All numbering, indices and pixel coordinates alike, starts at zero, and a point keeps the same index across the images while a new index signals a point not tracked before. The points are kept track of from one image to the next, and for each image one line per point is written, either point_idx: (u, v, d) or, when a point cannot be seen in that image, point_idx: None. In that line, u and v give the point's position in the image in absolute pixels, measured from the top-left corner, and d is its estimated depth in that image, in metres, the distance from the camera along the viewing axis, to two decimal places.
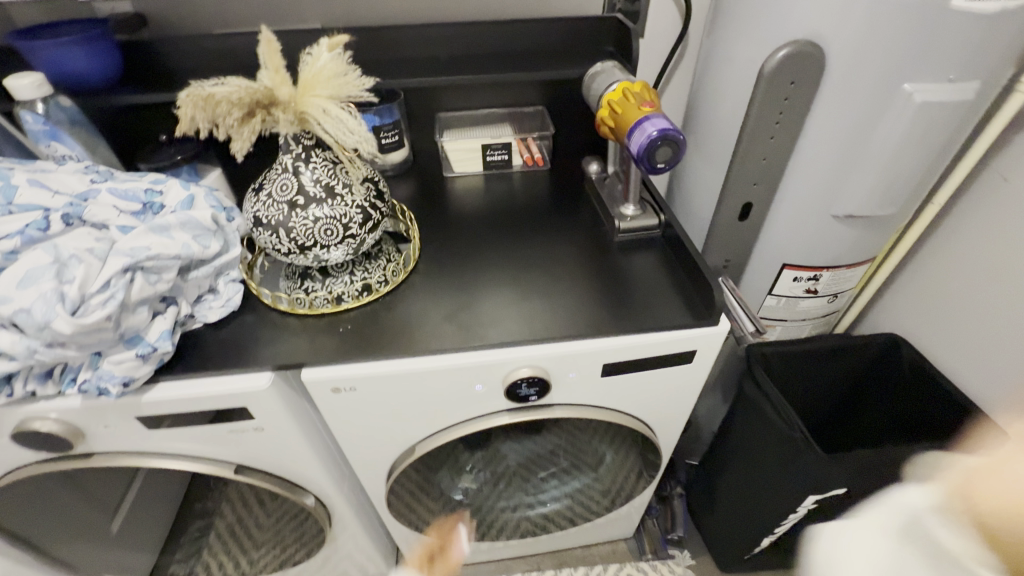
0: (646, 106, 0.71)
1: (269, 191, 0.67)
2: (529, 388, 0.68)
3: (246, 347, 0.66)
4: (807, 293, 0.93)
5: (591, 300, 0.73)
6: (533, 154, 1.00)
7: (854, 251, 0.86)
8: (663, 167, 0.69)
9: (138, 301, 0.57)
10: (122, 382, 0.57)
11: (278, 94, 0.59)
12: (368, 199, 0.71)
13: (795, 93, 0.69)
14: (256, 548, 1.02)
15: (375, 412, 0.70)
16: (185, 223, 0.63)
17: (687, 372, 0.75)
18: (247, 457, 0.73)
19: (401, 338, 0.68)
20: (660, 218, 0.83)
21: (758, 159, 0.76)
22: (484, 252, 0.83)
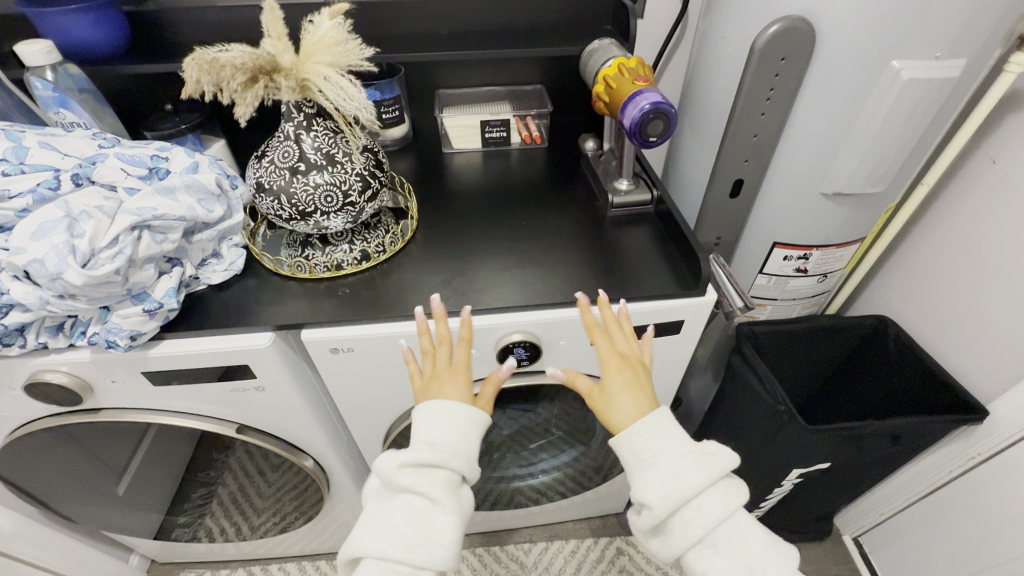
0: (640, 80, 0.72)
1: (272, 158, 0.70)
2: (521, 353, 0.71)
3: (249, 309, 0.68)
4: (796, 273, 0.95)
5: (584, 272, 0.75)
6: (532, 132, 1.01)
7: (842, 230, 0.88)
8: (655, 141, 0.71)
9: (144, 258, 0.59)
10: (130, 336, 0.59)
11: (280, 60, 0.61)
12: (367, 168, 0.73)
13: (787, 69, 0.70)
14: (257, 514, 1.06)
15: (372, 375, 0.73)
16: (191, 187, 0.65)
17: (676, 344, 0.77)
18: (249, 417, 0.76)
19: (397, 303, 0.70)
20: (653, 193, 0.84)
21: (749, 136, 0.77)
22: (481, 224, 0.85)
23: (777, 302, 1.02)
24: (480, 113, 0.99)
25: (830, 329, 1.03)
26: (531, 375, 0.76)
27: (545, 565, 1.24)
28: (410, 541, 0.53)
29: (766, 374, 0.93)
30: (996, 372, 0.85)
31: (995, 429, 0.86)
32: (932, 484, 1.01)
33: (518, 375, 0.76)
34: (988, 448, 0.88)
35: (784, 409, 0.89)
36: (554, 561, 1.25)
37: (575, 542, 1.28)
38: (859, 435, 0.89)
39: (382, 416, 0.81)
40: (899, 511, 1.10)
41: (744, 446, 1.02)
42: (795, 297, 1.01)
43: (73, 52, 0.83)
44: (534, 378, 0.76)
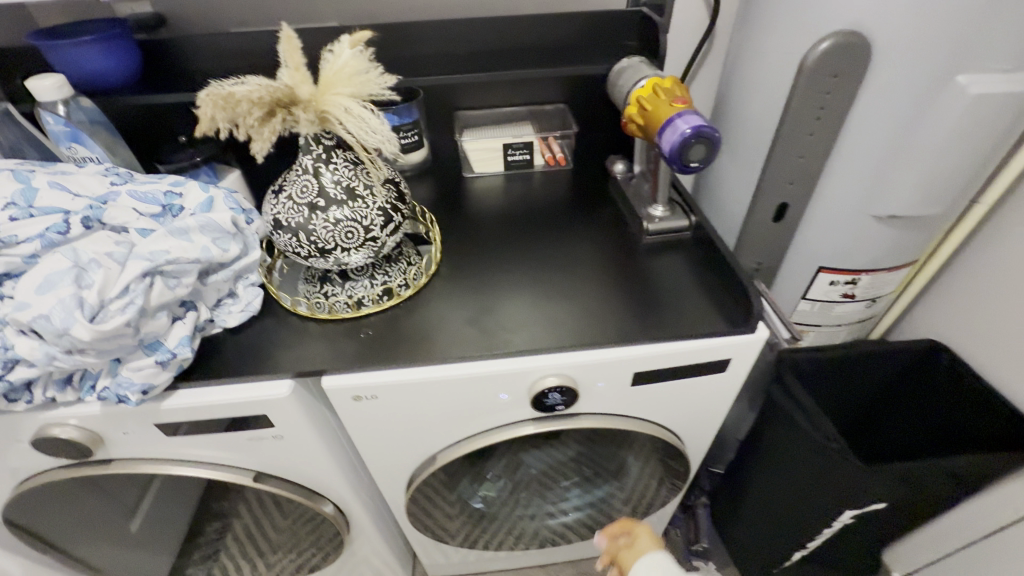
0: (678, 102, 0.67)
1: (289, 193, 0.66)
2: (557, 397, 0.66)
3: (265, 354, 0.64)
4: (842, 298, 0.89)
5: (619, 307, 0.70)
6: (555, 153, 0.97)
7: (893, 253, 0.82)
8: (696, 167, 0.66)
9: (158, 306, 0.55)
10: (142, 390, 0.56)
11: (298, 92, 0.58)
12: (389, 201, 0.69)
13: (838, 87, 0.65)
14: (274, 556, 1.01)
15: (396, 422, 0.68)
16: (205, 226, 0.62)
17: (721, 382, 0.72)
18: (266, 465, 0.72)
19: (422, 345, 0.65)
20: (690, 219, 0.79)
21: (795, 158, 0.71)
22: (505, 253, 0.81)
23: (820, 328, 0.96)
24: (502, 136, 0.95)
25: (875, 355, 0.96)
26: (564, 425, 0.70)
27: None
28: None
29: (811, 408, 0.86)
30: None
31: None
32: (994, 525, 0.93)
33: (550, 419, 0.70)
34: None
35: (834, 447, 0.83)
36: None
37: None
38: (918, 475, 0.82)
39: (406, 460, 0.76)
40: (955, 552, 1.02)
41: (789, 482, 0.96)
42: (839, 323, 0.95)
43: (83, 83, 0.80)
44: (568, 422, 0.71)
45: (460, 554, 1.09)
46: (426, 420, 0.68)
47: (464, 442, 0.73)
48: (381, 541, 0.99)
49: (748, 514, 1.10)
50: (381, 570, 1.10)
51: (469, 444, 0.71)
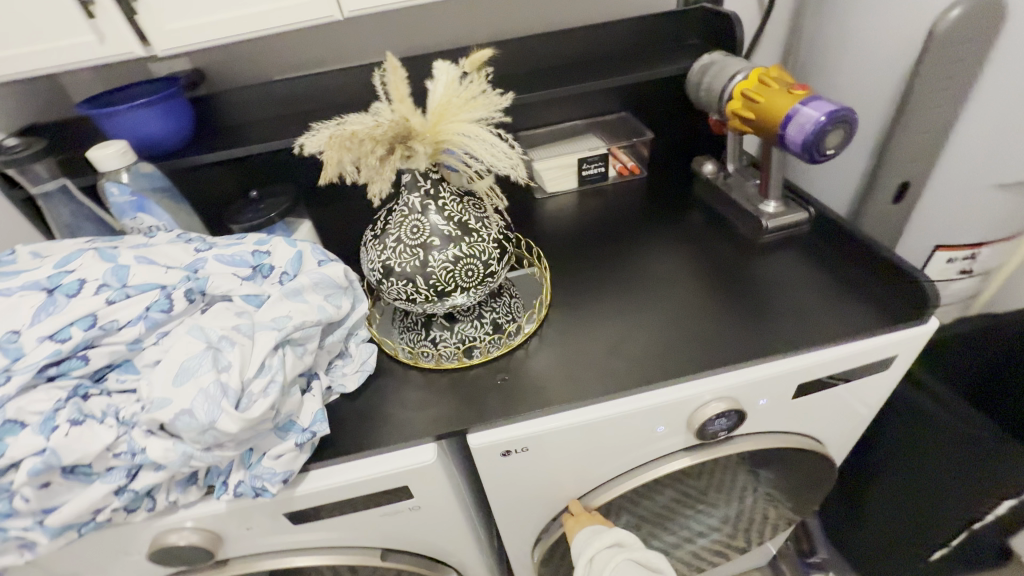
0: (797, 89, 0.63)
1: (398, 236, 0.60)
2: (721, 423, 0.60)
3: (397, 417, 0.58)
4: (959, 275, 0.85)
5: (760, 316, 0.64)
6: (626, 162, 0.93)
7: (1013, 221, 0.78)
8: (830, 154, 0.62)
9: (292, 380, 0.49)
10: (283, 480, 0.49)
11: (415, 124, 0.52)
12: (501, 232, 0.64)
13: (970, 54, 0.61)
14: None
15: (541, 473, 0.61)
16: (318, 283, 0.56)
17: (876, 383, 0.66)
18: (394, 539, 0.64)
19: (568, 384, 0.59)
20: (808, 211, 0.75)
21: (920, 134, 0.67)
22: (610, 274, 0.75)
23: None
24: (577, 151, 0.90)
25: (988, 330, 0.91)
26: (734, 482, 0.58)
27: None
28: None
29: None
30: None
31: None
32: None
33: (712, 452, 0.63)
34: None
35: None
36: None
37: None
38: None
39: (540, 514, 0.69)
40: None
41: (927, 479, 0.88)
42: (950, 301, 0.91)
43: (143, 149, 0.75)
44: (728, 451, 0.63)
45: None
46: (576, 466, 0.62)
47: (608, 486, 0.65)
48: None
49: (870, 520, 1.02)
50: None
51: (615, 487, 0.64)
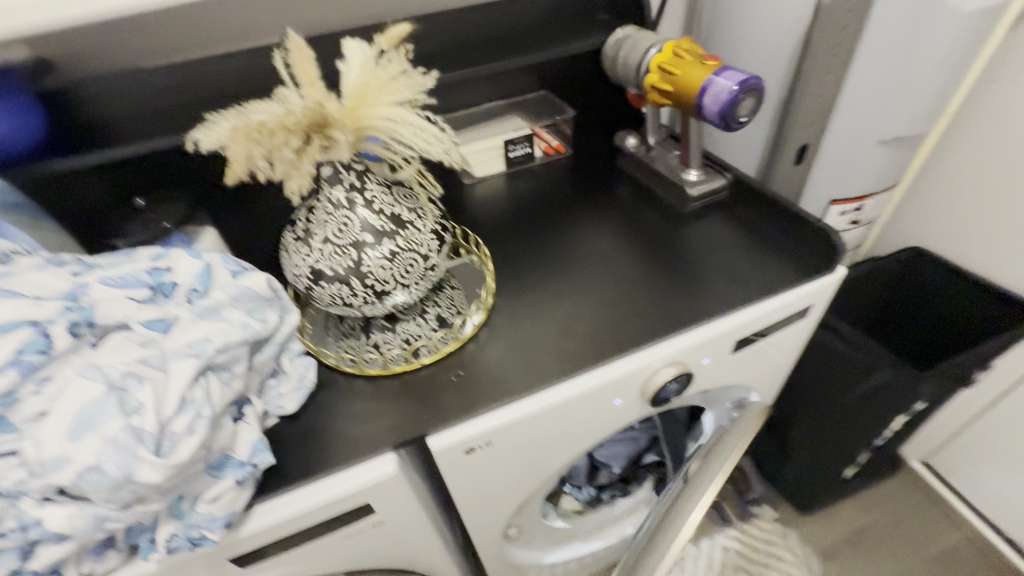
0: (709, 61, 0.66)
1: (324, 236, 0.55)
2: (672, 388, 0.62)
3: (348, 431, 0.53)
4: (850, 226, 0.95)
5: (697, 282, 0.67)
6: (551, 142, 0.91)
7: (889, 174, 0.88)
8: (743, 122, 0.65)
9: (221, 411, 0.43)
10: (226, 525, 0.43)
11: (333, 110, 0.47)
12: (437, 222, 0.60)
13: (852, 23, 0.67)
14: None
15: (505, 466, 0.60)
16: (238, 297, 0.49)
17: (797, 331, 0.72)
18: (358, 559, 0.60)
19: (522, 369, 0.58)
20: (727, 176, 0.78)
21: (816, 98, 0.73)
22: (552, 256, 0.75)
23: None
24: (501, 133, 0.87)
25: (873, 271, 1.04)
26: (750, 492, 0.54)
27: None
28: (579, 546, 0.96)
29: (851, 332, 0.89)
30: None
31: None
32: (995, 395, 1.04)
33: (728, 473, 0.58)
34: None
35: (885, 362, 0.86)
36: None
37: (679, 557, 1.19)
38: (959, 371, 0.89)
39: (508, 504, 0.68)
40: (964, 428, 1.13)
41: (838, 410, 0.99)
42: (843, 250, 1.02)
43: None
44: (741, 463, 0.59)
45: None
46: (541, 452, 0.61)
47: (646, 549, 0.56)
48: None
49: (796, 454, 1.13)
50: None
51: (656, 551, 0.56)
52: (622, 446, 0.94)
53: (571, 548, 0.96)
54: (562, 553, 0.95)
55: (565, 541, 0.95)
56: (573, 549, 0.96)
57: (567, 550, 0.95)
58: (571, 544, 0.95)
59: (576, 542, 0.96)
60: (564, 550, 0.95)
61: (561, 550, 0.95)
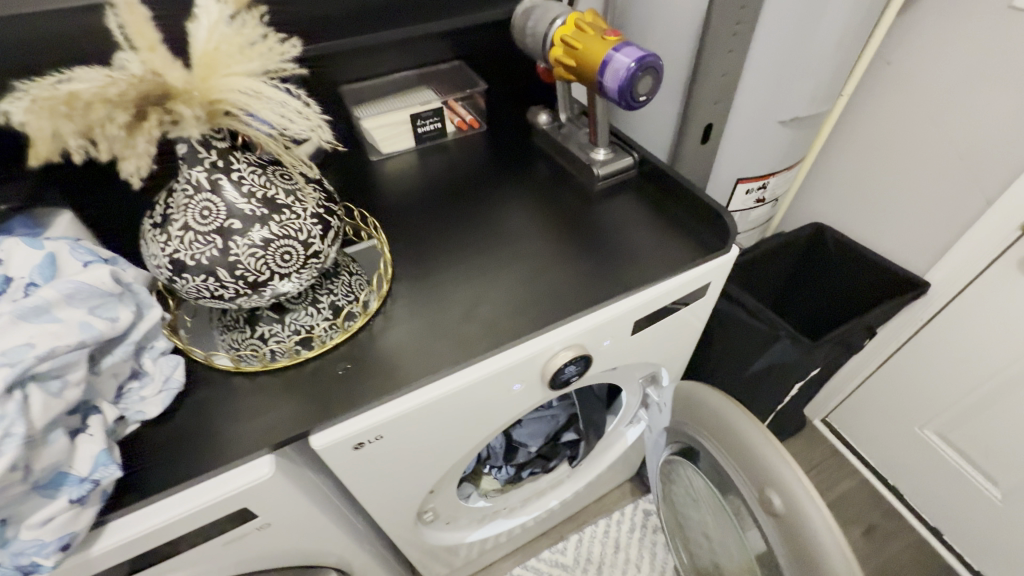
0: (610, 35, 0.64)
1: (183, 222, 0.49)
2: (571, 370, 0.62)
3: (221, 433, 0.49)
4: (756, 204, 0.99)
5: (600, 262, 0.67)
6: (464, 116, 0.88)
7: (790, 154, 0.91)
8: (643, 100, 0.65)
9: (47, 425, 0.38)
10: (60, 548, 0.39)
11: (173, 79, 0.41)
12: (320, 204, 0.55)
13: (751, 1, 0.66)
14: None
15: (403, 457, 0.59)
16: (74, 295, 0.43)
17: (697, 308, 0.75)
18: (249, 560, 0.58)
19: (415, 357, 0.56)
20: (634, 156, 0.78)
21: (718, 78, 0.74)
22: (460, 237, 0.72)
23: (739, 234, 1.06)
24: (408, 106, 0.82)
25: (780, 247, 1.08)
26: (792, 480, 0.56)
27: (586, 556, 1.18)
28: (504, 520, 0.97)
29: (754, 305, 0.93)
30: (926, 248, 0.96)
31: (933, 298, 0.97)
32: (882, 359, 1.13)
33: (762, 477, 0.59)
34: (930, 314, 1.00)
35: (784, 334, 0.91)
36: (593, 548, 1.20)
37: (604, 521, 1.23)
38: (847, 340, 0.95)
39: (414, 492, 0.67)
40: (856, 388, 1.23)
41: (744, 380, 1.04)
42: (752, 227, 1.06)
43: None
44: (758, 463, 0.60)
45: (468, 554, 1.01)
46: (442, 440, 0.60)
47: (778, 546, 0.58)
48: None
49: None
50: None
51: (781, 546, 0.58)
52: (542, 424, 0.96)
53: (498, 525, 0.97)
54: (485, 530, 0.96)
55: (489, 518, 0.95)
56: (497, 524, 0.97)
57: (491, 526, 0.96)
58: (496, 521, 0.96)
59: (501, 519, 0.97)
60: (489, 527, 0.96)
61: (485, 527, 0.96)
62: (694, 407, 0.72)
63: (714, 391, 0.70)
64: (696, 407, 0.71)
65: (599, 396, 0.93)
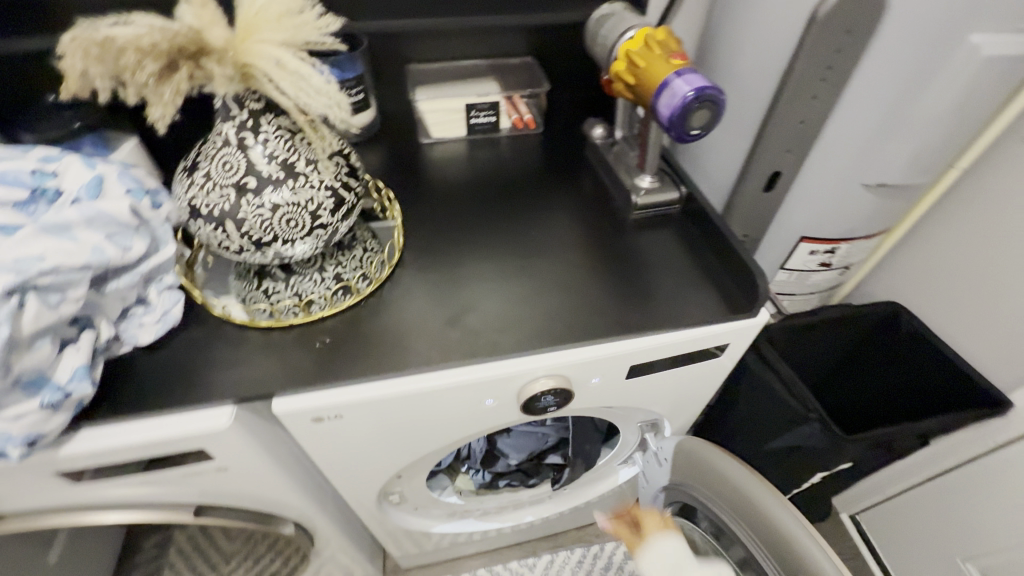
0: (675, 58, 0.59)
1: (207, 171, 0.52)
2: (550, 400, 0.60)
3: (198, 373, 0.52)
4: (819, 267, 0.88)
5: (615, 295, 0.63)
6: (523, 115, 0.84)
7: (872, 221, 0.80)
8: (696, 134, 0.59)
9: (35, 333, 0.42)
10: (26, 443, 0.43)
11: (209, 37, 0.43)
12: (338, 179, 0.56)
13: (850, 46, 0.58)
14: None
15: (363, 440, 0.59)
16: (93, 219, 0.47)
17: (711, 366, 0.69)
18: (209, 495, 0.61)
19: (394, 347, 0.56)
20: (681, 190, 0.72)
21: (795, 124, 0.66)
22: (482, 234, 0.70)
23: (794, 296, 0.97)
24: (465, 94, 0.81)
25: (841, 319, 0.96)
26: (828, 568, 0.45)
27: None
28: (474, 522, 0.97)
29: (790, 376, 0.84)
30: (1016, 362, 0.81)
31: (1013, 421, 0.82)
32: (936, 471, 0.98)
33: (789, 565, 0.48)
34: (1005, 438, 0.85)
35: (815, 417, 0.82)
36: None
37: (581, 550, 1.18)
38: (889, 440, 0.83)
39: (374, 474, 0.67)
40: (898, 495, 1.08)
41: (761, 451, 0.95)
42: (812, 290, 0.96)
43: None
44: (786, 548, 0.49)
45: (433, 542, 1.00)
46: (405, 433, 0.60)
47: None
48: (351, 545, 0.90)
49: None
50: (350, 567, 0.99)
51: None
52: (531, 439, 0.93)
53: (467, 525, 0.97)
54: (451, 524, 0.95)
55: (456, 515, 0.94)
56: (464, 524, 0.96)
57: (458, 522, 0.95)
58: (464, 520, 0.96)
59: (470, 520, 0.96)
60: (455, 524, 0.95)
61: (453, 524, 0.95)
62: (704, 472, 0.61)
63: (724, 454, 0.60)
64: (705, 473, 0.60)
65: (597, 428, 0.89)
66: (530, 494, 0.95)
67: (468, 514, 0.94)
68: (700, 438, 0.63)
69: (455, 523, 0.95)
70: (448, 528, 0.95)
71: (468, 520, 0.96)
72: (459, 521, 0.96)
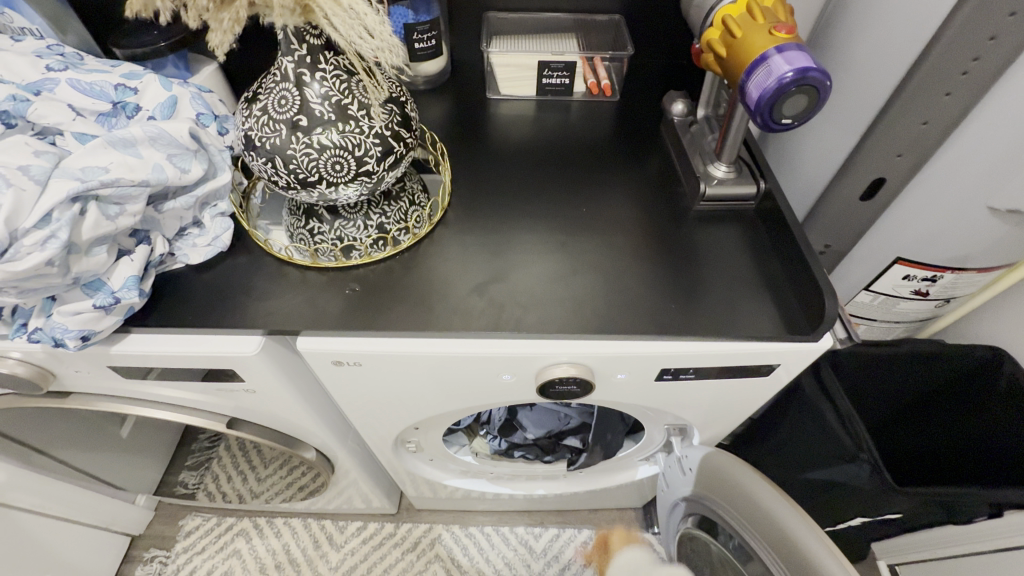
0: (782, 31, 0.50)
1: (264, 104, 0.52)
2: (566, 387, 0.57)
3: (236, 299, 0.55)
4: (912, 295, 0.77)
5: (660, 290, 0.58)
6: (599, 80, 0.77)
7: (994, 254, 0.67)
8: (787, 124, 0.52)
9: (92, 240, 0.46)
10: (79, 338, 0.47)
11: None
12: (389, 126, 0.55)
13: (1011, 31, 0.48)
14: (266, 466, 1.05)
15: (380, 389, 0.60)
16: (156, 139, 0.49)
17: (754, 384, 0.63)
18: (239, 411, 0.66)
19: (420, 306, 0.56)
20: (760, 186, 0.64)
21: (914, 125, 0.56)
22: (530, 203, 0.67)
23: (874, 321, 0.86)
24: (539, 51, 0.76)
25: (926, 356, 0.84)
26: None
27: (554, 553, 1.15)
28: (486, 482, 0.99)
29: (847, 409, 0.76)
30: None
31: None
32: None
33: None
34: None
35: (866, 459, 0.73)
36: (566, 550, 1.15)
37: (588, 532, 1.17)
38: (949, 502, 0.74)
39: (387, 421, 0.69)
40: None
41: (796, 478, 0.88)
42: (897, 319, 0.84)
43: None
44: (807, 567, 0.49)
45: (445, 492, 1.03)
46: (415, 390, 0.61)
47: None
48: (368, 478, 0.95)
49: None
50: (368, 497, 1.05)
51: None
52: (552, 417, 0.91)
53: (479, 484, 0.99)
54: (464, 480, 0.97)
55: (468, 473, 0.96)
56: (475, 483, 0.98)
57: (470, 480, 0.98)
58: (473, 478, 0.97)
59: (482, 479, 0.98)
60: (467, 481, 0.98)
61: (464, 480, 0.98)
62: (732, 492, 0.61)
63: (751, 471, 0.60)
64: (733, 493, 0.61)
65: (623, 421, 0.86)
66: (543, 470, 0.95)
67: (480, 475, 0.95)
68: (732, 458, 0.63)
69: (467, 479, 0.98)
70: (459, 484, 0.97)
71: (480, 480, 0.98)
72: (471, 479, 0.98)
